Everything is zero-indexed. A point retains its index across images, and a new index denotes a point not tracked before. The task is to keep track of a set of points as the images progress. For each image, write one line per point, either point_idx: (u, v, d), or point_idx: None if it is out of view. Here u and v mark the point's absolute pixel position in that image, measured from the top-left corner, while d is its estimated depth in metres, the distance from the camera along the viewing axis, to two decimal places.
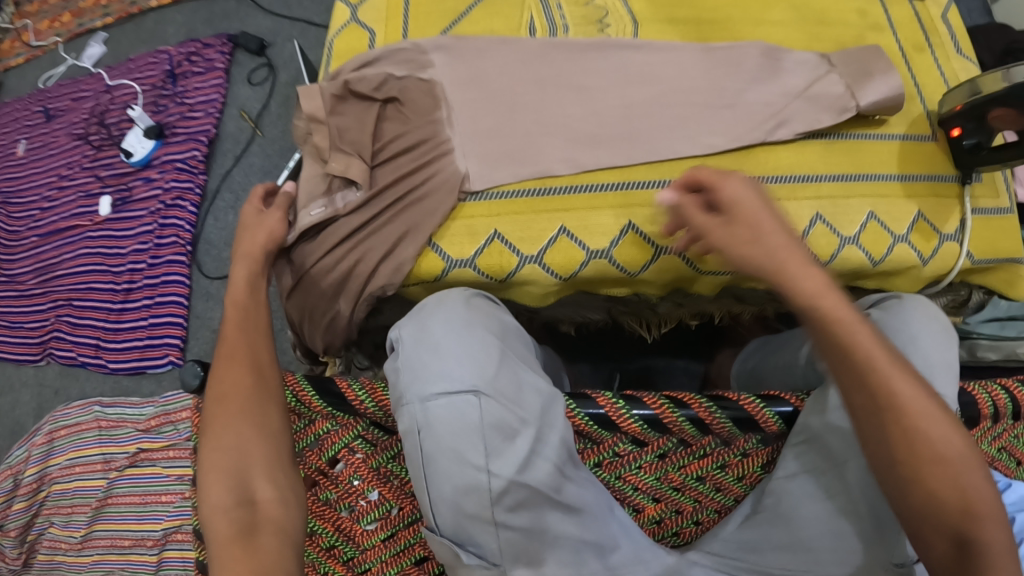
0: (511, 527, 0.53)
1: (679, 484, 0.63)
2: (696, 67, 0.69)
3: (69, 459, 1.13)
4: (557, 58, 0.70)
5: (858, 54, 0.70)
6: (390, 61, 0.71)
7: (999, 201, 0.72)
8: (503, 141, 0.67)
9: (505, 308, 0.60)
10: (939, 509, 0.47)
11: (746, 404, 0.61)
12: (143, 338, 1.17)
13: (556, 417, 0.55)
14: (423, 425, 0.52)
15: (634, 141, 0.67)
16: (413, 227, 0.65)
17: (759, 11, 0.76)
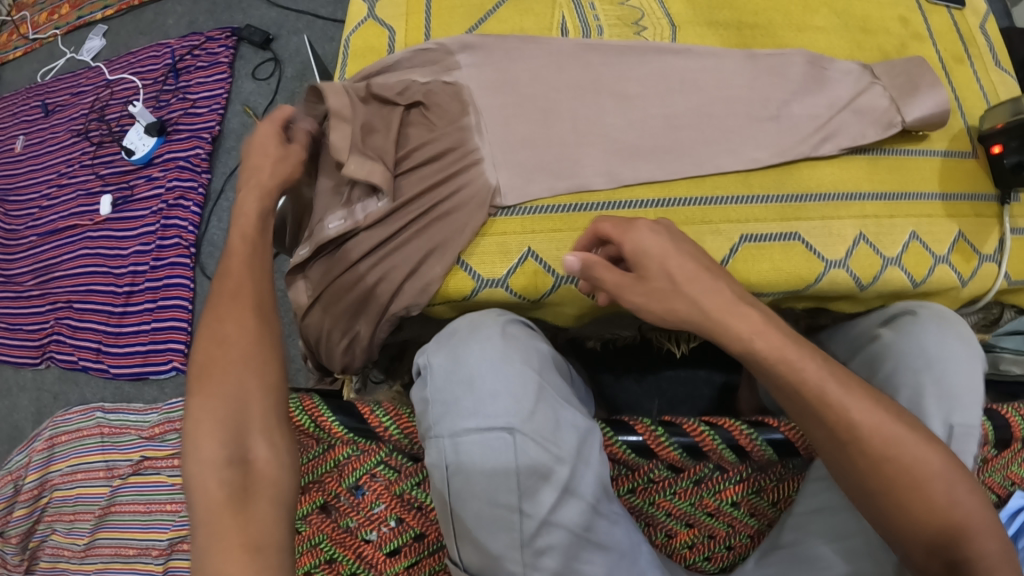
0: (542, 571, 0.50)
1: (714, 509, 0.62)
2: (740, 75, 0.67)
3: (68, 466, 1.05)
4: (593, 62, 0.68)
5: (904, 67, 0.67)
6: (414, 64, 0.68)
7: None
8: (538, 152, 0.64)
9: (540, 335, 0.59)
10: (916, 534, 0.43)
11: (785, 429, 0.60)
12: (146, 342, 1.14)
13: (592, 454, 0.53)
14: (453, 461, 0.50)
15: (674, 154, 0.64)
16: (440, 244, 0.62)
17: (801, 16, 0.73)
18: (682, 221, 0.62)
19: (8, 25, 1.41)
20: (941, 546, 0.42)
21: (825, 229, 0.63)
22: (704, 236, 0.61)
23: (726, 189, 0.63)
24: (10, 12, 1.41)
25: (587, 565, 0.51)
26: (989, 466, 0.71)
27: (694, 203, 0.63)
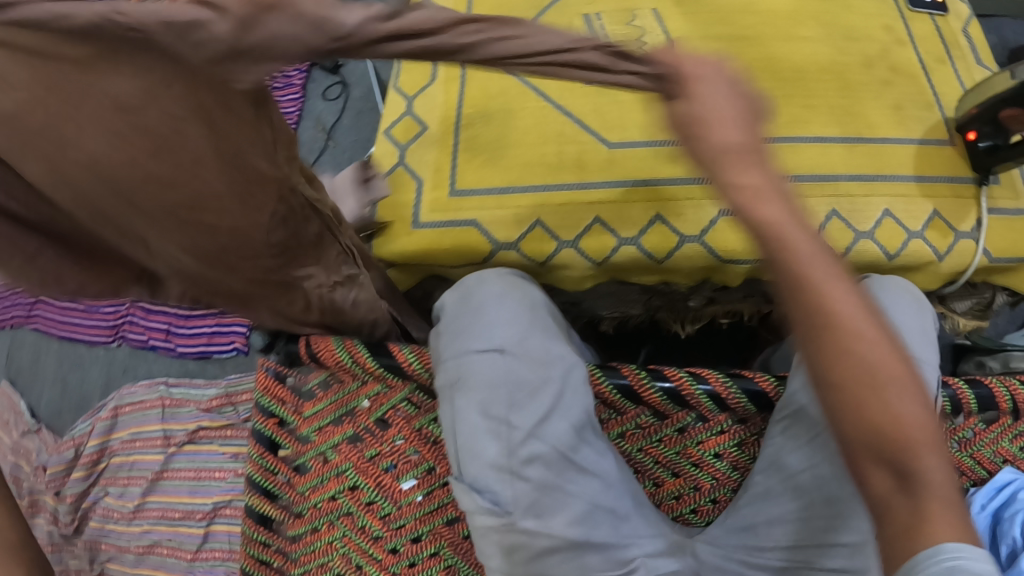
0: (528, 479, 0.59)
1: (698, 459, 0.68)
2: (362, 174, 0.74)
3: (131, 434, 1.26)
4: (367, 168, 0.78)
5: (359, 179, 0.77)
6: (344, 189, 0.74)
7: (1019, 202, 0.78)
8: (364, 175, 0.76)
9: (535, 285, 0.67)
10: (860, 437, 0.42)
11: (762, 381, 0.65)
12: (211, 325, 1.29)
13: (578, 381, 0.63)
14: (457, 377, 0.62)
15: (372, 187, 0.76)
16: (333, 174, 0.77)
17: (791, 28, 0.79)
18: (671, 199, 0.69)
19: None
20: (876, 467, 0.42)
21: (800, 206, 0.71)
22: (687, 213, 0.69)
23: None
24: None
25: (568, 481, 0.61)
26: (979, 439, 0.73)
27: (680, 182, 0.70)
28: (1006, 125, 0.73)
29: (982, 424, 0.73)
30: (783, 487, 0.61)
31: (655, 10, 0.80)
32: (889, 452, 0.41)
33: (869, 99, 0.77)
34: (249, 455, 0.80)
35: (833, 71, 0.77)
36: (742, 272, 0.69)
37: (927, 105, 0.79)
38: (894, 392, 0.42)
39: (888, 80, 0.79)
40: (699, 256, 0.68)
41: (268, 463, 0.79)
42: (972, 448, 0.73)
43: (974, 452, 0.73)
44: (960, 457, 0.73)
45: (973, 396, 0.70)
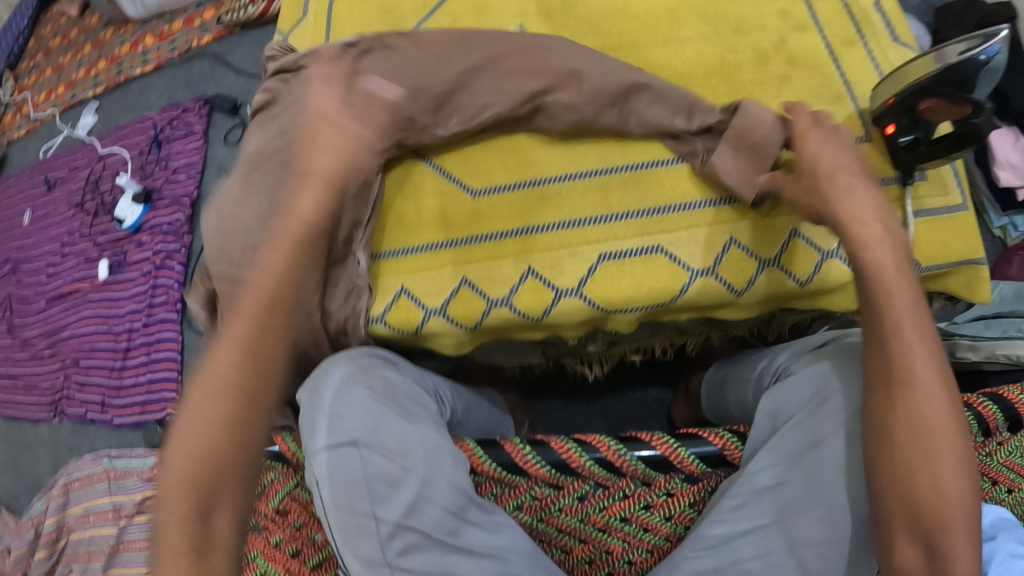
0: (409, 571, 0.53)
1: (604, 525, 0.60)
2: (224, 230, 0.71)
3: (83, 509, 1.23)
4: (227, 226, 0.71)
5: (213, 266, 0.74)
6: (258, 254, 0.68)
7: (949, 197, 0.70)
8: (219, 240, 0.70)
9: (394, 368, 0.62)
10: (914, 506, 0.46)
11: (659, 445, 0.57)
12: (143, 393, 1.26)
13: (446, 463, 0.57)
14: (319, 479, 0.53)
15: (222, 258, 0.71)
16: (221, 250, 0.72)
17: (670, 30, 0.73)
18: (542, 249, 0.64)
19: (11, 107, 1.63)
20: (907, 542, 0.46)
21: (690, 238, 0.63)
22: (561, 263, 0.63)
23: (583, 212, 0.64)
24: (12, 94, 1.64)
25: (462, 567, 0.55)
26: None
27: (551, 228, 0.64)
28: (924, 117, 0.64)
29: None
30: (732, 569, 0.53)
31: (521, 29, 0.75)
32: (927, 527, 0.45)
33: (765, 100, 0.71)
34: None
35: (718, 73, 0.71)
36: (629, 321, 0.63)
37: (834, 98, 0.72)
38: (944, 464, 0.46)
39: (786, 74, 0.72)
40: (580, 311, 0.62)
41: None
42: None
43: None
44: None
45: None
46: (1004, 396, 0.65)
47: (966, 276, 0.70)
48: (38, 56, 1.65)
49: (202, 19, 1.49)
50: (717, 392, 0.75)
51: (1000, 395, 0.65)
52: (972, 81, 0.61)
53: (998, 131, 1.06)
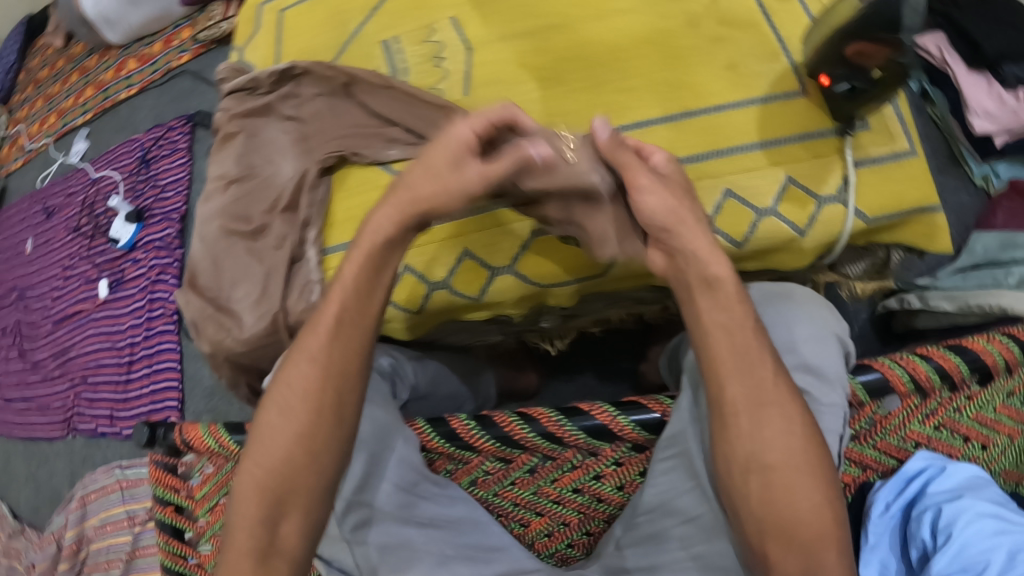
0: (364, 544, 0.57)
1: (557, 497, 0.63)
2: (200, 246, 0.74)
3: (101, 519, 1.28)
4: (208, 242, 0.74)
5: (191, 290, 0.74)
6: (238, 267, 0.72)
7: (895, 144, 0.69)
8: (204, 261, 0.74)
9: None
10: (796, 522, 0.47)
11: (600, 414, 0.58)
12: (148, 403, 1.31)
13: (395, 441, 0.60)
14: None
15: (199, 274, 0.74)
16: (203, 271, 0.73)
17: (602, 2, 0.73)
18: (477, 229, 0.62)
19: (9, 141, 1.71)
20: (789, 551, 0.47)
21: None
22: (495, 241, 0.62)
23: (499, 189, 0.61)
24: (9, 128, 1.71)
25: (417, 536, 0.58)
26: (881, 428, 0.61)
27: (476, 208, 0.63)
28: (857, 63, 0.63)
29: (885, 411, 0.60)
30: (668, 534, 0.55)
31: (453, 19, 0.75)
32: (801, 541, 0.47)
33: (697, 64, 0.70)
34: (157, 545, 0.82)
35: (651, 41, 0.71)
36: (567, 294, 0.64)
37: (770, 55, 0.71)
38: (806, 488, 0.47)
39: (718, 36, 0.71)
40: (514, 288, 0.63)
41: (177, 550, 0.82)
42: (874, 438, 0.62)
43: (880, 443, 0.62)
44: (862, 452, 0.62)
45: (861, 392, 0.58)
46: (968, 346, 0.61)
47: (924, 225, 0.69)
48: (31, 88, 1.71)
49: (179, 38, 1.51)
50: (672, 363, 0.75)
51: (962, 345, 0.61)
52: (901, 20, 0.59)
53: (970, 79, 1.04)
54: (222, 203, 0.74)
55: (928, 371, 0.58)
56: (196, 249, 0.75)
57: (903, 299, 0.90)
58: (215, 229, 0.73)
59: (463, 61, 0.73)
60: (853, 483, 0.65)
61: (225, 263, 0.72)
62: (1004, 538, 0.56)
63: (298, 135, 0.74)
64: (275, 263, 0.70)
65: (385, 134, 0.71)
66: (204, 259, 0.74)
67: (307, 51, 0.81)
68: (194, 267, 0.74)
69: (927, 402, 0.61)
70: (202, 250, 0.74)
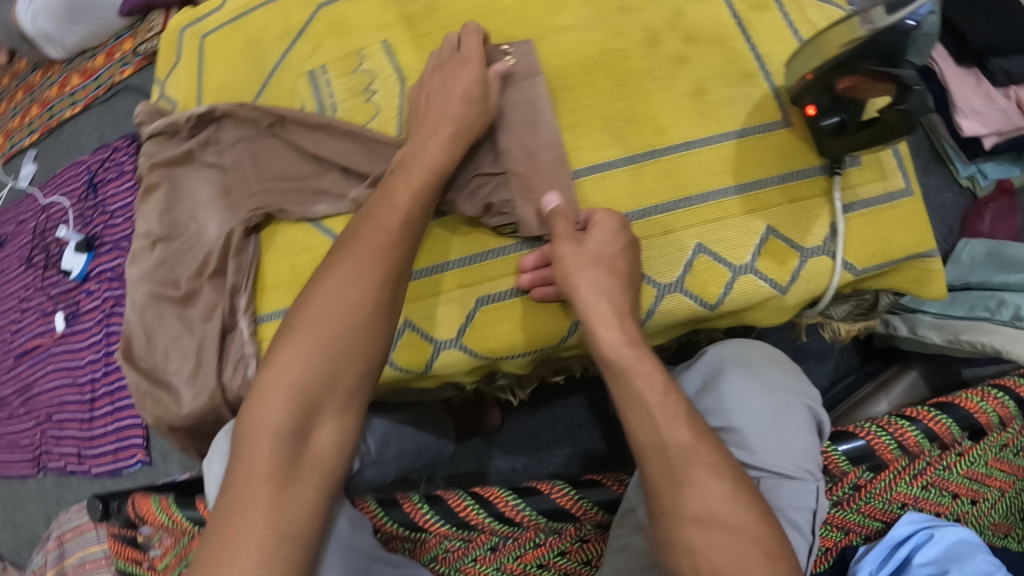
0: None
1: (521, 574, 0.57)
2: (132, 314, 0.69)
3: (78, 559, 1.25)
4: (141, 309, 0.68)
5: (131, 361, 0.69)
6: (172, 338, 0.67)
7: (889, 182, 0.63)
8: (138, 330, 0.68)
9: None
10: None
11: (559, 496, 0.55)
12: (113, 442, 1.29)
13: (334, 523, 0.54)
14: None
15: (134, 344, 0.69)
16: (139, 341, 0.68)
17: (548, 18, 0.67)
18: (416, 299, 0.60)
19: None
20: None
21: None
22: (437, 313, 0.59)
23: (454, 252, 0.61)
24: None
25: None
26: (864, 493, 0.57)
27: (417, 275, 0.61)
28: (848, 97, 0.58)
29: (867, 475, 0.57)
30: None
31: (384, 43, 0.68)
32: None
33: (657, 90, 0.64)
34: None
35: (602, 65, 0.65)
36: (521, 364, 0.60)
37: (743, 76, 0.65)
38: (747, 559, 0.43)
39: (682, 54, 0.65)
40: (463, 361, 0.59)
41: None
42: (857, 504, 0.57)
43: (863, 507, 0.57)
44: (845, 517, 0.58)
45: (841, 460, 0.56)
46: (957, 404, 0.58)
47: (914, 271, 0.64)
48: None
49: (121, 51, 1.43)
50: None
51: (951, 403, 0.58)
52: (902, 52, 0.54)
53: (956, 74, 0.98)
54: (149, 265, 0.68)
55: (917, 436, 0.55)
56: (130, 317, 0.69)
57: (889, 324, 0.87)
58: (145, 296, 0.68)
59: (396, 94, 0.66)
60: (833, 548, 0.60)
61: (158, 334, 0.67)
62: None
63: (221, 188, 0.67)
64: (205, 335, 0.64)
65: (313, 186, 0.63)
66: (139, 328, 0.68)
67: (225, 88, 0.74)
68: (128, 336, 0.69)
69: (913, 462, 0.56)
70: (136, 320, 0.68)
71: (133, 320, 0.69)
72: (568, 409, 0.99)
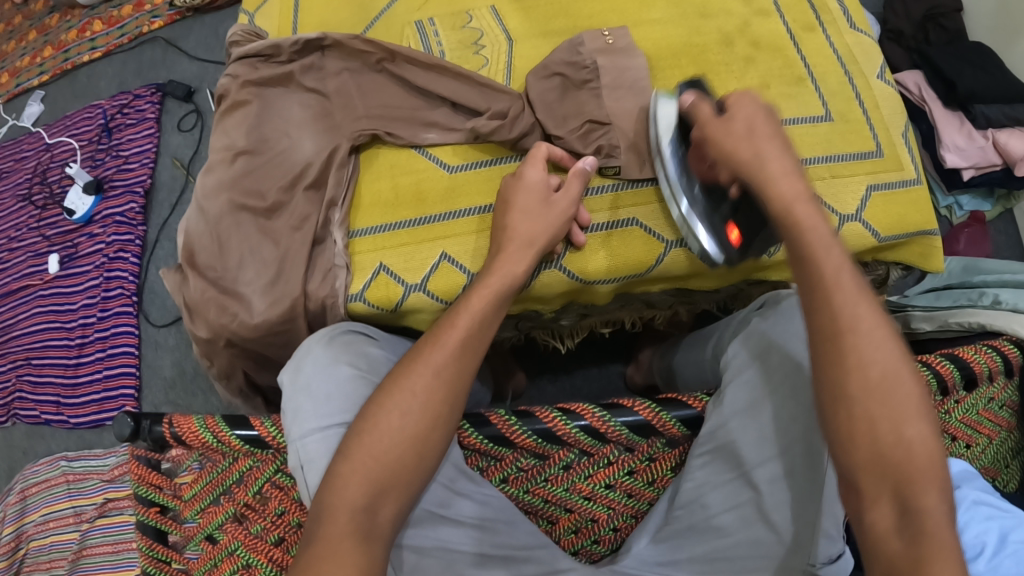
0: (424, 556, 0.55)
1: (589, 493, 0.62)
2: (201, 223, 0.69)
3: (43, 516, 1.17)
4: (215, 216, 0.68)
5: (191, 269, 0.69)
6: (246, 245, 0.67)
7: (904, 172, 0.73)
8: (206, 238, 0.68)
9: (375, 342, 0.63)
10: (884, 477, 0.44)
11: (643, 410, 0.60)
12: (99, 391, 1.22)
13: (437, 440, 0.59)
14: (308, 457, 0.54)
15: (199, 250, 0.68)
16: (204, 248, 0.68)
17: (639, 12, 0.77)
18: None
19: None
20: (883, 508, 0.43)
21: (663, 211, 0.69)
22: None
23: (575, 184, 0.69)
24: None
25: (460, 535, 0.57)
26: None
27: None
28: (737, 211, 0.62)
29: None
30: (705, 524, 0.57)
31: (492, 8, 0.78)
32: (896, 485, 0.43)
33: (731, 79, 0.75)
34: (136, 551, 0.71)
35: (687, 54, 0.76)
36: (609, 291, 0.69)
37: (798, 79, 0.75)
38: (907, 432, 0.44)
39: (750, 56, 0.76)
40: (559, 281, 0.67)
41: (161, 555, 0.71)
42: None
43: None
44: None
45: None
46: (960, 355, 0.69)
47: (921, 245, 0.73)
48: None
49: (153, 4, 1.45)
50: (667, 377, 0.87)
51: (957, 355, 0.69)
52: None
53: (944, 116, 1.13)
54: (227, 175, 0.69)
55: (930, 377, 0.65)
56: (195, 223, 0.70)
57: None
58: (221, 203, 0.69)
59: (505, 51, 0.76)
60: None
61: (230, 242, 0.67)
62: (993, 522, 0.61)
63: (321, 111, 0.73)
64: (292, 245, 0.67)
65: (423, 117, 0.71)
66: (206, 235, 0.68)
67: (326, 22, 0.80)
68: (190, 244, 0.69)
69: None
70: (204, 229, 0.69)
71: (201, 228, 0.69)
72: (585, 379, 1.04)
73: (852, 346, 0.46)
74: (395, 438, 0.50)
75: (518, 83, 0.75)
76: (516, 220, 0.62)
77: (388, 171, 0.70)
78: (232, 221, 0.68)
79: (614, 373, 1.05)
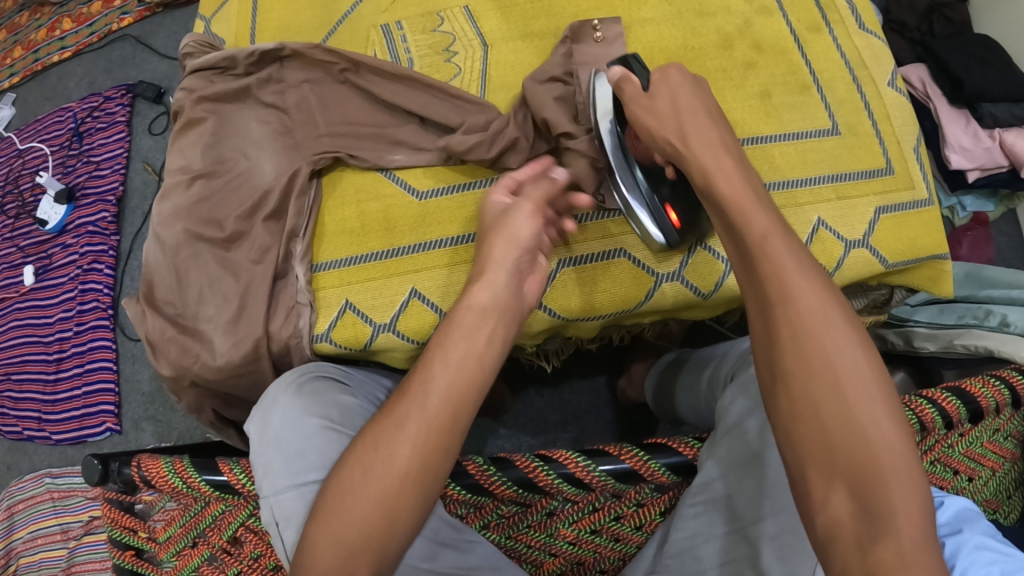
0: None
1: (574, 539, 0.58)
2: (157, 255, 0.65)
3: (29, 533, 1.15)
4: (174, 249, 0.64)
5: (146, 304, 0.64)
6: (204, 277, 0.63)
7: (915, 191, 0.68)
8: (163, 272, 0.64)
9: (346, 390, 0.59)
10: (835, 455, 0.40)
11: (629, 457, 0.56)
12: (80, 407, 1.19)
13: None
14: (279, 519, 0.50)
15: (155, 283, 0.64)
16: (163, 282, 0.64)
17: (630, 12, 0.72)
18: None
19: None
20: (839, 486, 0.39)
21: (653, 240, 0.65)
22: None
23: None
24: None
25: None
26: None
27: None
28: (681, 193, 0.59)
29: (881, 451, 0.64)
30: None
31: (466, 9, 0.73)
32: (853, 472, 0.39)
33: (729, 88, 0.69)
34: None
35: (680, 60, 0.70)
36: (593, 326, 0.65)
37: (801, 87, 0.70)
38: (865, 413, 0.40)
39: (751, 60, 0.70)
40: (541, 320, 0.64)
41: None
42: None
43: None
44: None
45: None
46: (966, 389, 0.65)
47: (932, 269, 0.69)
48: None
49: None
50: (659, 398, 0.84)
51: (963, 389, 0.65)
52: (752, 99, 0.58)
53: (948, 113, 1.06)
54: (184, 202, 0.65)
55: (935, 414, 0.61)
56: (150, 253, 0.65)
57: (885, 338, 0.95)
58: (176, 233, 0.64)
59: (478, 58, 0.71)
60: None
61: (188, 275, 0.63)
62: (995, 568, 0.54)
63: (280, 127, 0.68)
64: (253, 279, 0.63)
65: (391, 136, 0.67)
66: (163, 269, 0.64)
67: (289, 28, 0.75)
68: (147, 278, 0.64)
69: (926, 439, 0.63)
70: (160, 261, 0.64)
71: (158, 261, 0.64)
72: (575, 395, 1.01)
73: (785, 321, 0.43)
74: (361, 499, 0.45)
75: (495, 95, 0.70)
76: (500, 248, 0.54)
77: (357, 196, 0.66)
78: (188, 253, 0.64)
79: (603, 387, 1.01)
